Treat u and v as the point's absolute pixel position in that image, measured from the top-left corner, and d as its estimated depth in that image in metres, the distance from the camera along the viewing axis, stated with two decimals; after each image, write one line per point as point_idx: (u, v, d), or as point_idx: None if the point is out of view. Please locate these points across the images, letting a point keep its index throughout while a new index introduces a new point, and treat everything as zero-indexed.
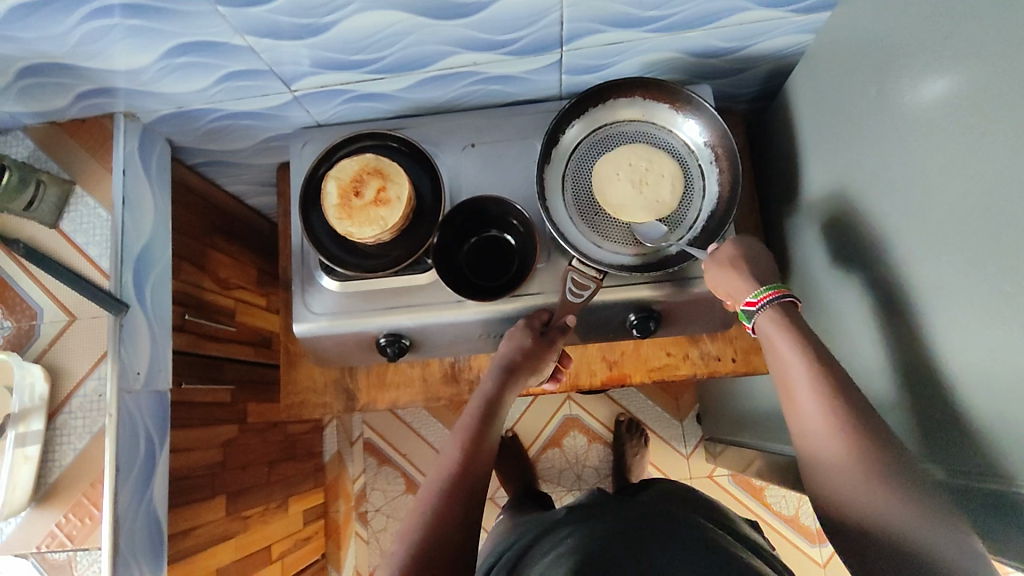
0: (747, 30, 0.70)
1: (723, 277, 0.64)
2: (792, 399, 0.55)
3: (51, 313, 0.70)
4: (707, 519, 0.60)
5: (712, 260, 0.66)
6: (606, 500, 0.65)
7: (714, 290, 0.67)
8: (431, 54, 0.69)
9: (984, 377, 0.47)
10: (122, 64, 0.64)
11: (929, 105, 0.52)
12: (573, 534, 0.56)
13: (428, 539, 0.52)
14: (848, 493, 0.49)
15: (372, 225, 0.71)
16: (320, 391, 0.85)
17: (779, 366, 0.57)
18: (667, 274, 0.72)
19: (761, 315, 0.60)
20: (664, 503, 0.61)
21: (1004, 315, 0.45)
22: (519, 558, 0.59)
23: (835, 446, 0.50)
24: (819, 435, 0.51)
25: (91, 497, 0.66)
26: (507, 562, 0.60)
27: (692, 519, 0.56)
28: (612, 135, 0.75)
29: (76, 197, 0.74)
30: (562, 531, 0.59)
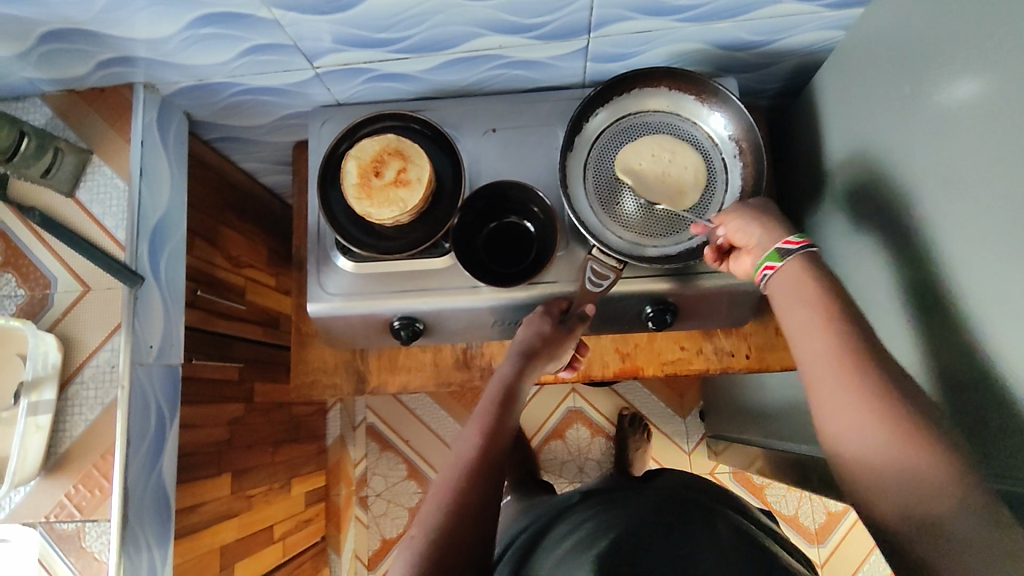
0: (778, 23, 0.70)
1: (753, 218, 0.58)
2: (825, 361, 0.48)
3: (66, 283, 0.69)
4: (724, 509, 0.60)
5: (742, 206, 0.60)
6: (619, 487, 0.66)
7: (728, 235, 0.60)
8: (457, 35, 0.68)
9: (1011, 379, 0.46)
10: (145, 33, 0.63)
11: (963, 105, 0.51)
12: (592, 517, 0.56)
13: (448, 527, 0.52)
14: (872, 468, 0.43)
15: (391, 206, 0.70)
16: (330, 372, 0.84)
17: (790, 334, 0.51)
18: (686, 267, 0.71)
19: (801, 256, 0.53)
20: (682, 491, 0.60)
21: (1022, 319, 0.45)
22: (533, 544, 0.59)
23: (851, 417, 0.44)
24: (852, 404, 0.45)
25: (101, 468, 0.66)
26: (521, 547, 0.61)
27: (711, 508, 0.56)
28: (636, 124, 0.74)
29: (93, 167, 0.73)
30: (580, 513, 0.59)
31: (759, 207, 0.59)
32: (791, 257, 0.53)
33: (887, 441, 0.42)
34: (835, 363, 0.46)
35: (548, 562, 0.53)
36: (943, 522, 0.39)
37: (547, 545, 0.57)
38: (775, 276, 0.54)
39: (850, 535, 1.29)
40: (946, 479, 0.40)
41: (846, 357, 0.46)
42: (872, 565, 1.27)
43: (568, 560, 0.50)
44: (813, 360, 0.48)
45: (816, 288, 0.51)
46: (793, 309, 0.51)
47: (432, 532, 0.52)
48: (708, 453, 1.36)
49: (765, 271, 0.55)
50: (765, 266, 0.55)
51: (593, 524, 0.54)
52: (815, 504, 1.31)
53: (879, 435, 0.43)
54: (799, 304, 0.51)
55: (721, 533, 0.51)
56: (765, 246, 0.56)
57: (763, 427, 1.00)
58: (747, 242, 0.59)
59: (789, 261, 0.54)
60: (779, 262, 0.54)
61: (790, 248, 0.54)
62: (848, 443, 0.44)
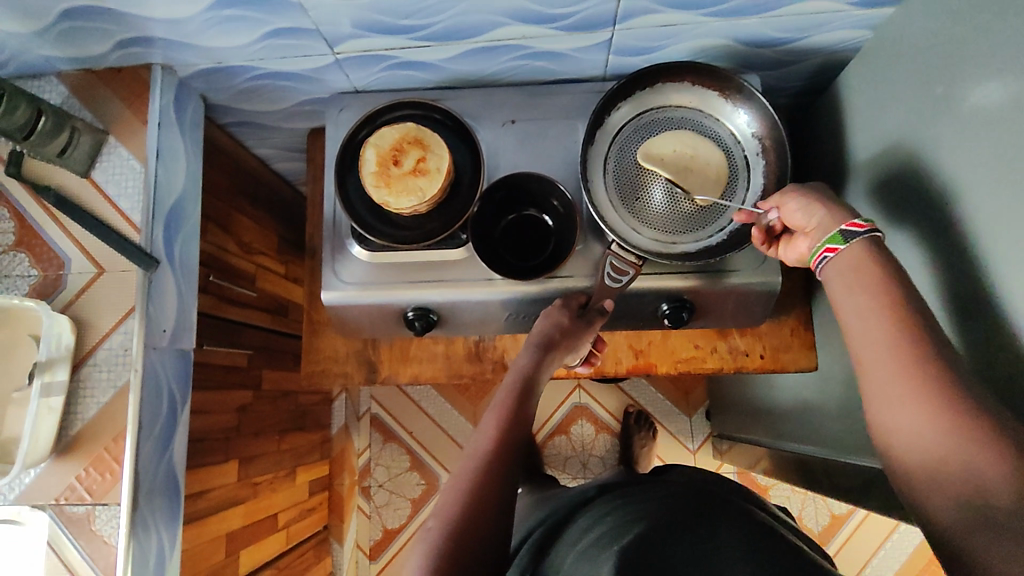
0: (805, 20, 0.69)
1: (816, 198, 0.58)
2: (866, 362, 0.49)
3: (80, 264, 0.69)
4: (745, 503, 0.60)
5: (805, 187, 0.60)
6: (636, 481, 0.65)
7: (788, 214, 0.60)
8: (481, 24, 0.68)
9: None
10: (166, 13, 0.62)
11: (998, 106, 0.50)
12: (609, 511, 0.56)
13: (465, 521, 0.52)
14: (933, 470, 0.44)
15: (409, 195, 0.69)
16: (342, 361, 0.84)
17: (843, 323, 0.52)
18: (705, 265, 0.71)
19: (868, 240, 0.53)
20: (703, 486, 0.60)
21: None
22: (553, 539, 0.59)
23: (910, 410, 0.45)
24: (903, 407, 0.46)
25: (112, 452, 0.65)
26: (541, 541, 0.60)
27: (731, 502, 0.56)
28: (659, 119, 0.74)
29: (109, 148, 0.72)
30: (600, 505, 0.59)
31: (822, 191, 0.59)
32: (855, 240, 0.53)
33: (946, 434, 0.43)
34: (893, 356, 0.47)
35: (569, 556, 0.53)
36: (1005, 513, 0.40)
37: (566, 538, 0.57)
38: (834, 259, 0.54)
39: (854, 537, 1.29)
40: (1007, 471, 0.40)
41: (901, 350, 0.47)
42: (874, 567, 1.28)
43: (591, 554, 0.50)
44: (872, 359, 0.49)
45: (869, 282, 0.51)
46: (846, 300, 0.52)
47: (449, 522, 0.52)
48: (713, 453, 1.36)
49: (824, 252, 0.55)
50: (829, 245, 0.55)
51: (613, 519, 0.54)
52: (819, 505, 1.31)
53: (937, 428, 0.44)
54: (853, 293, 0.51)
55: (743, 526, 0.50)
56: (825, 227, 0.56)
57: (772, 428, 1.00)
58: (807, 223, 0.58)
59: (852, 244, 0.53)
60: (839, 244, 0.54)
61: (853, 229, 0.54)
62: (906, 436, 0.45)
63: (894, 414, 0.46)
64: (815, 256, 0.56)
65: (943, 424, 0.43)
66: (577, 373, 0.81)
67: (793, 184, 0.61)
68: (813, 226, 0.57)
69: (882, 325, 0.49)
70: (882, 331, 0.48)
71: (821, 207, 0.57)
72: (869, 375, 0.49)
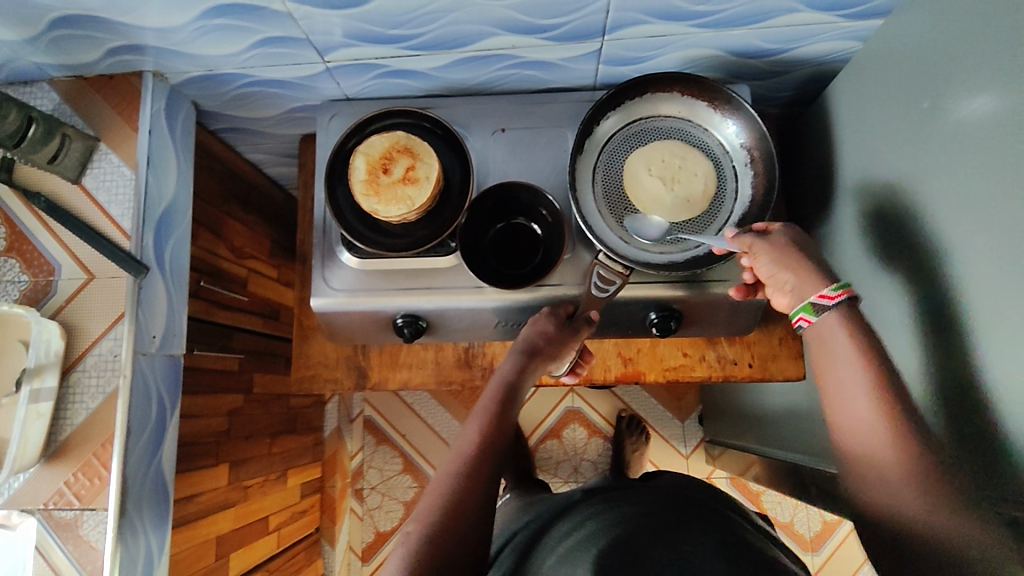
0: (793, 31, 0.69)
1: (781, 264, 0.60)
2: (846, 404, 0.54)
3: (70, 270, 0.69)
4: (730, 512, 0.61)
5: (763, 244, 0.62)
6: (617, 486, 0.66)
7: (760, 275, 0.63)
8: (470, 34, 0.68)
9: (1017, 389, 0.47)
10: (157, 21, 0.63)
11: (980, 123, 0.51)
12: (588, 515, 0.57)
13: (444, 526, 0.52)
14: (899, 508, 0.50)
15: (398, 204, 0.70)
16: (332, 367, 0.84)
17: (830, 364, 0.56)
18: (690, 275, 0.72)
19: (836, 311, 0.57)
20: (684, 492, 0.61)
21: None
22: (535, 543, 0.60)
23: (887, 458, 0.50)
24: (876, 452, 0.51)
25: (101, 458, 0.66)
26: (522, 547, 0.61)
27: (712, 509, 0.56)
28: (648, 129, 0.74)
29: (100, 154, 0.72)
30: (582, 510, 0.60)
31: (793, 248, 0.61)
32: (827, 313, 0.57)
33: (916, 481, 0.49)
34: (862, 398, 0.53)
35: (550, 558, 0.54)
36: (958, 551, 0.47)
37: (547, 542, 0.58)
38: (810, 327, 0.59)
39: (846, 541, 1.30)
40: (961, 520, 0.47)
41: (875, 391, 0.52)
42: (870, 568, 1.28)
43: (575, 555, 0.50)
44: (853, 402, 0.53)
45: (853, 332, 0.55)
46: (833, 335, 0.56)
47: (428, 527, 0.52)
48: (705, 457, 1.36)
49: (800, 321, 0.59)
50: (800, 314, 0.59)
51: (595, 521, 0.55)
52: (811, 512, 1.31)
53: (900, 467, 0.49)
54: (836, 333, 0.56)
55: (709, 532, 0.51)
56: (801, 293, 0.59)
57: (761, 434, 1.01)
58: (780, 284, 0.61)
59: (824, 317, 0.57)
60: (811, 316, 0.58)
61: (823, 303, 0.57)
62: (870, 469, 0.52)
63: (860, 448, 0.52)
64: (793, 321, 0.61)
65: (901, 461, 0.49)
66: (563, 381, 0.81)
67: (745, 236, 0.63)
68: (787, 289, 0.61)
69: (857, 368, 0.54)
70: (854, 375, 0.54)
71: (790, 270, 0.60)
72: (843, 410, 0.54)
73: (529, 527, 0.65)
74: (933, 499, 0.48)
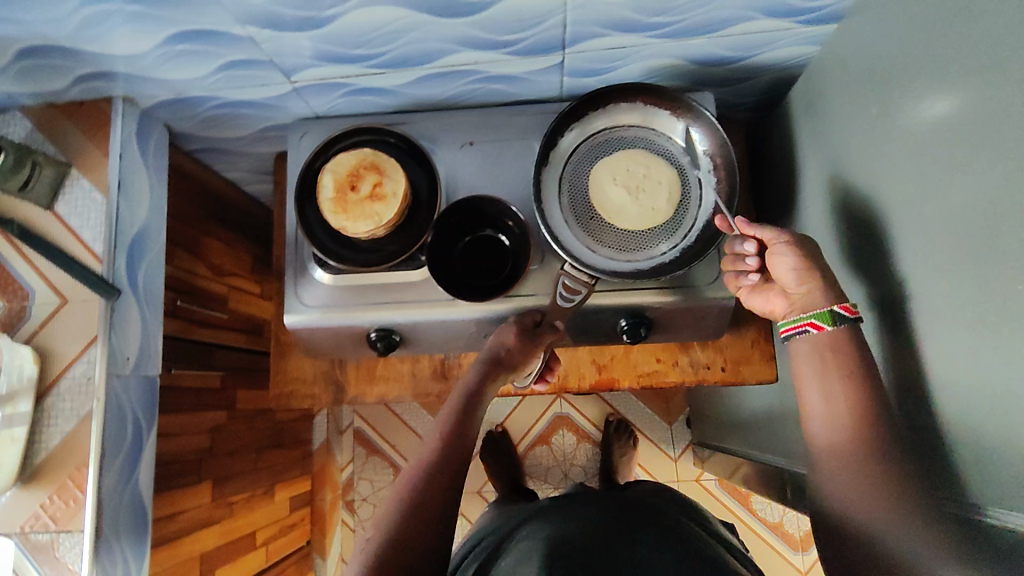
0: (752, 39, 0.70)
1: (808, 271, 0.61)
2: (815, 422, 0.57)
3: (42, 295, 0.70)
4: (676, 536, 0.62)
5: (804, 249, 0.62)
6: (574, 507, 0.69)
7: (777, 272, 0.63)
8: (433, 51, 0.69)
9: (969, 386, 0.48)
10: (123, 49, 0.64)
11: (925, 128, 0.52)
12: (542, 530, 0.64)
13: (398, 532, 0.54)
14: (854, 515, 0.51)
15: (366, 220, 0.71)
16: (309, 382, 0.85)
17: (803, 390, 0.60)
18: (676, 281, 0.73)
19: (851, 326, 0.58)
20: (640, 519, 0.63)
21: (982, 343, 0.46)
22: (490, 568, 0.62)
23: (845, 471, 0.53)
24: (835, 466, 0.54)
25: (75, 480, 0.66)
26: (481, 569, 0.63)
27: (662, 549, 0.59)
28: (611, 139, 0.75)
29: (72, 180, 0.74)
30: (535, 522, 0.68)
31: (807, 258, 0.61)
32: (842, 326, 0.58)
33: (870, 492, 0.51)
34: (834, 411, 0.56)
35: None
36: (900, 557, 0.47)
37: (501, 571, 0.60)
38: (816, 335, 0.59)
39: None
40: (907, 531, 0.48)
41: (838, 410, 0.56)
42: None
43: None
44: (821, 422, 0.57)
45: (824, 360, 0.59)
46: (812, 355, 0.60)
47: (382, 534, 0.55)
48: (693, 460, 1.37)
49: (809, 326, 0.60)
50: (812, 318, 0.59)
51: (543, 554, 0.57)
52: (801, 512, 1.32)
53: (854, 478, 0.52)
54: (812, 351, 0.60)
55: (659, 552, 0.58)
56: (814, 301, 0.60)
57: (743, 435, 1.01)
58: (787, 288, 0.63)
59: (839, 326, 0.58)
60: (826, 323, 0.59)
61: (845, 313, 0.58)
62: (831, 478, 0.54)
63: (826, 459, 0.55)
64: (796, 325, 0.61)
65: (867, 469, 0.52)
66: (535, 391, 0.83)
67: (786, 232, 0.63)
68: (803, 291, 0.61)
69: (828, 383, 0.57)
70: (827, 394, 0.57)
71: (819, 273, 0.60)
72: (816, 422, 0.57)
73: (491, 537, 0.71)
74: (882, 507, 0.50)
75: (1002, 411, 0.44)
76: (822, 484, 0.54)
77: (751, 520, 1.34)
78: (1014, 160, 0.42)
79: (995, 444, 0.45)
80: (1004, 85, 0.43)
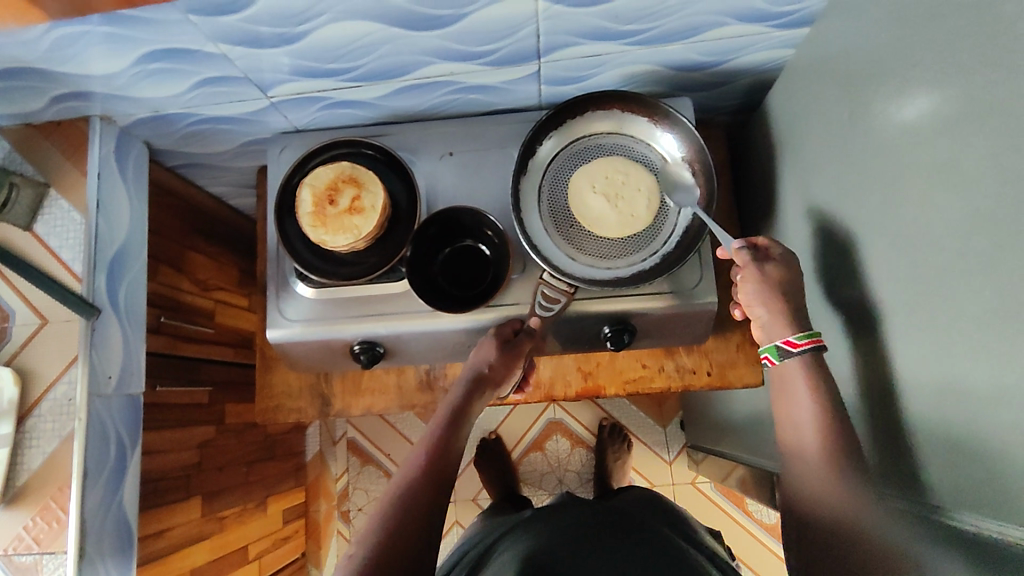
0: (727, 44, 0.70)
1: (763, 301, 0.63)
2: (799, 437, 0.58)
3: (23, 317, 0.71)
4: (656, 547, 0.62)
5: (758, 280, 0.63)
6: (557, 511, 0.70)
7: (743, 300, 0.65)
8: (408, 64, 0.69)
9: (938, 390, 0.48)
10: (97, 69, 0.64)
11: (893, 132, 0.52)
12: (521, 542, 0.64)
13: (379, 546, 0.54)
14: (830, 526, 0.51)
15: (345, 233, 0.71)
16: (295, 396, 0.85)
17: (789, 406, 0.60)
18: (675, 289, 0.72)
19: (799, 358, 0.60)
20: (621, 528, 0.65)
21: (950, 347, 0.46)
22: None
23: (825, 486, 0.53)
24: (815, 481, 0.54)
25: (57, 501, 0.67)
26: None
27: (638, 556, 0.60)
28: (590, 147, 0.75)
29: (51, 200, 0.74)
30: (517, 533, 0.68)
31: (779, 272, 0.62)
32: (791, 359, 0.60)
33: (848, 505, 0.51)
34: (813, 432, 0.57)
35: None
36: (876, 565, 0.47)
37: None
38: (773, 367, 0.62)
39: None
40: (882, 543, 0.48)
41: (821, 427, 0.57)
42: None
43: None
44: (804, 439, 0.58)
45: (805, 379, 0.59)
46: (794, 375, 0.60)
47: (366, 548, 0.55)
48: (688, 462, 1.36)
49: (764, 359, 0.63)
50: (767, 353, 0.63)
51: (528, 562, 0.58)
52: None
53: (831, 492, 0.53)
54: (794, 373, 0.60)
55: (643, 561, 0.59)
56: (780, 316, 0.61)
57: (734, 439, 1.01)
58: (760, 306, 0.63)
59: (788, 361, 0.61)
60: (774, 357, 0.62)
61: (787, 347, 0.60)
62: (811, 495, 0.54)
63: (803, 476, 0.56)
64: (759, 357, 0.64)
65: (845, 489, 0.53)
66: (512, 400, 0.85)
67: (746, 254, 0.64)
68: (762, 320, 0.63)
69: (809, 404, 0.58)
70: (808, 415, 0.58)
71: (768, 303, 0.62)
72: (796, 442, 0.58)
73: (475, 549, 0.72)
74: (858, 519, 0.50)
75: (972, 414, 0.44)
76: (801, 497, 0.55)
77: (747, 522, 1.34)
78: (977, 163, 0.42)
79: (968, 447, 0.45)
80: (966, 88, 0.43)
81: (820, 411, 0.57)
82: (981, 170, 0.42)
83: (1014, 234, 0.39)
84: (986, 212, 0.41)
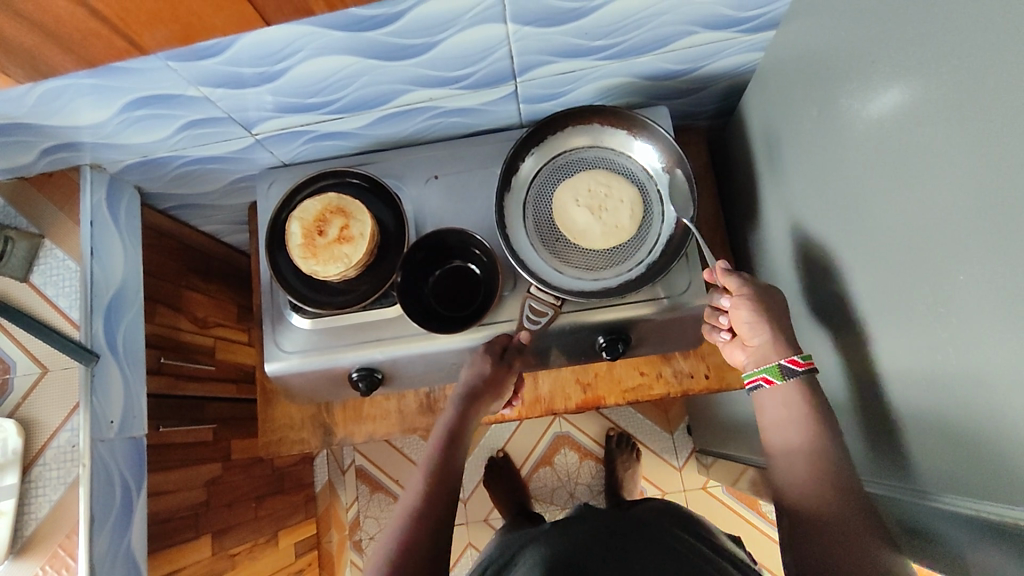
0: (698, 51, 0.71)
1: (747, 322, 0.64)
2: (784, 436, 0.59)
3: (25, 366, 0.73)
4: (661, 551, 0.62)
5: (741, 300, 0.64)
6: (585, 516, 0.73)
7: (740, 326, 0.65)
8: (387, 93, 0.70)
9: (923, 378, 0.49)
10: (84, 120, 0.66)
11: (862, 127, 0.53)
12: (542, 551, 0.65)
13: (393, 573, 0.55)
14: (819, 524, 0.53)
15: (336, 262, 0.72)
16: (297, 428, 0.85)
17: (774, 409, 0.61)
18: (672, 293, 0.73)
19: (799, 378, 0.60)
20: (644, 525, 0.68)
21: (931, 334, 0.47)
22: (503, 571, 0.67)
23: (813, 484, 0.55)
24: (804, 480, 0.56)
25: (66, 548, 0.68)
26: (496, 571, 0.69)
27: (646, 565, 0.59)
28: (571, 161, 0.76)
29: (45, 251, 0.76)
30: (547, 533, 0.70)
31: (767, 303, 0.63)
32: (792, 378, 0.60)
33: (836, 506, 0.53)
34: (800, 432, 0.58)
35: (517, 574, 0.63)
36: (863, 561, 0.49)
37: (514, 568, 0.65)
38: (770, 388, 0.62)
39: None
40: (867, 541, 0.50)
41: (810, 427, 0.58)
42: None
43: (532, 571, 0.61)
44: (794, 438, 0.58)
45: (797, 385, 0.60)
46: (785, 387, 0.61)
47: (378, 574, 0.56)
48: (697, 468, 1.36)
49: (761, 380, 0.62)
50: (766, 374, 0.62)
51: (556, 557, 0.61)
52: None
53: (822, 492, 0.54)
54: (789, 393, 0.60)
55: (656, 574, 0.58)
56: (767, 355, 0.63)
57: (739, 439, 1.01)
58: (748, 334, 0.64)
59: (789, 381, 0.61)
60: (777, 377, 0.61)
61: (795, 366, 0.60)
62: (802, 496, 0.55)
63: (799, 478, 0.56)
64: (753, 379, 0.64)
65: (832, 489, 0.54)
66: (506, 417, 0.85)
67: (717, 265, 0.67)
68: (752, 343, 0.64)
69: (801, 407, 0.59)
70: (804, 422, 0.59)
71: (744, 308, 0.63)
72: (785, 441, 0.59)
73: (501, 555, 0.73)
74: (847, 518, 0.52)
75: (958, 399, 0.45)
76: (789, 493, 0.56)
77: (750, 515, 1.33)
78: (942, 151, 0.43)
79: (960, 433, 0.45)
80: (926, 79, 0.44)
81: (811, 415, 0.59)
82: (946, 157, 0.42)
83: (982, 217, 0.40)
84: (952, 198, 0.42)
